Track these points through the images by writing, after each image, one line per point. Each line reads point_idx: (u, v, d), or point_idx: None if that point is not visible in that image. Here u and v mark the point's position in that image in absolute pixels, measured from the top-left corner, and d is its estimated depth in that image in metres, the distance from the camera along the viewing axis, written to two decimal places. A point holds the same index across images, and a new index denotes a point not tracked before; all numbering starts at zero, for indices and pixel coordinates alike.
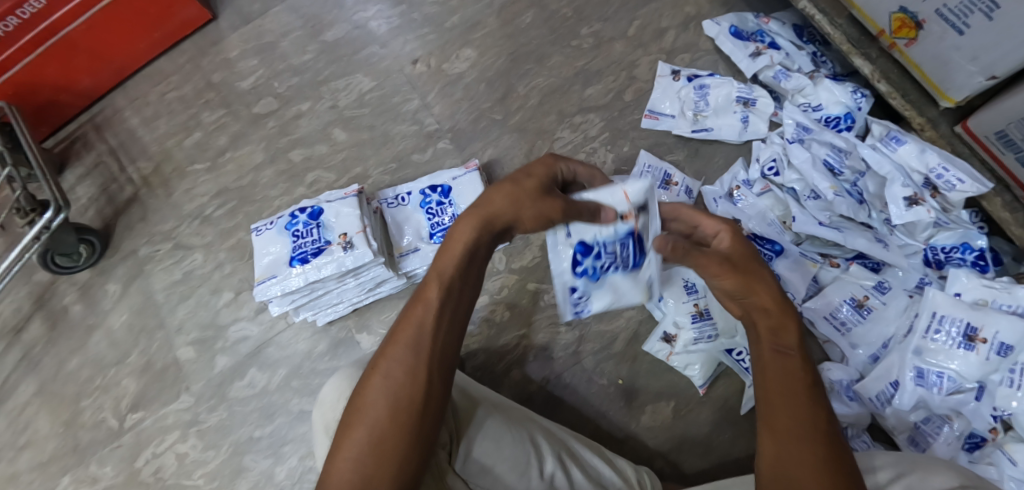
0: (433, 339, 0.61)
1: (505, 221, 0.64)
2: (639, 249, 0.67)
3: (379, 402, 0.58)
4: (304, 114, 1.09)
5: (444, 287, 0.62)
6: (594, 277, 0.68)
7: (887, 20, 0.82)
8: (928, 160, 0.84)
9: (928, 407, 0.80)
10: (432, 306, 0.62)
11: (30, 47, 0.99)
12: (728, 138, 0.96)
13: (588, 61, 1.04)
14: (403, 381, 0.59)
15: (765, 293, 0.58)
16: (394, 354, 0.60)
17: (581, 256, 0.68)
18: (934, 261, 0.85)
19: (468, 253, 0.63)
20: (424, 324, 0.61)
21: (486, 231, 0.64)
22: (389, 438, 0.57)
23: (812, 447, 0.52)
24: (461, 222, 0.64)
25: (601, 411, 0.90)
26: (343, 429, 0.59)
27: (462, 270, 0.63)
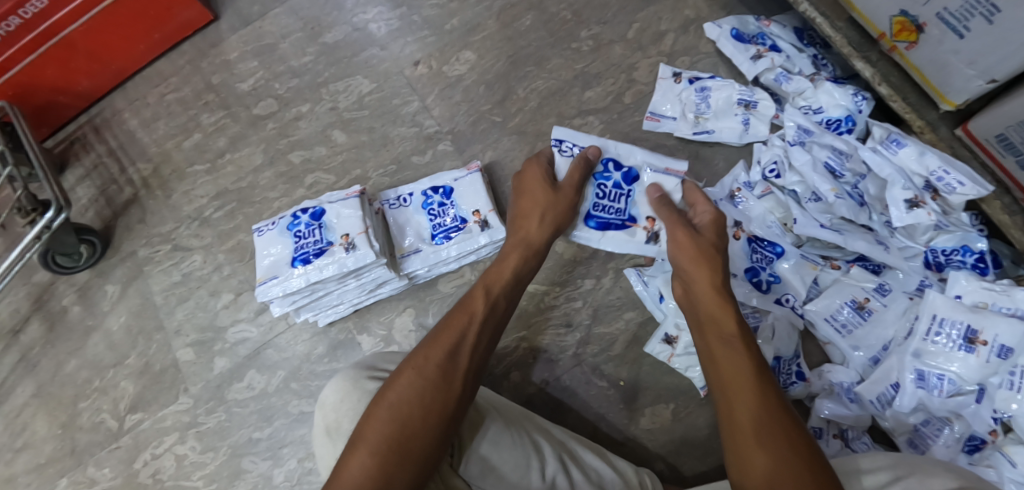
0: (469, 347, 0.66)
1: (543, 241, 0.81)
2: (612, 221, 0.89)
3: (408, 396, 0.60)
4: (303, 116, 1.09)
5: (487, 303, 0.71)
6: (602, 175, 0.90)
7: (888, 23, 0.82)
8: (928, 163, 0.83)
9: (928, 410, 0.80)
10: (473, 314, 0.69)
11: (30, 48, 0.99)
12: (729, 140, 0.96)
13: (588, 64, 1.04)
14: (434, 380, 0.62)
15: (712, 289, 0.71)
16: (431, 354, 0.64)
17: (627, 175, 0.91)
18: (934, 264, 0.85)
19: (513, 275, 0.76)
20: (466, 335, 0.67)
21: (534, 259, 0.79)
22: (413, 436, 0.58)
23: (761, 432, 0.59)
24: (510, 251, 0.79)
25: (601, 413, 0.90)
26: (365, 421, 0.60)
27: (505, 290, 0.74)
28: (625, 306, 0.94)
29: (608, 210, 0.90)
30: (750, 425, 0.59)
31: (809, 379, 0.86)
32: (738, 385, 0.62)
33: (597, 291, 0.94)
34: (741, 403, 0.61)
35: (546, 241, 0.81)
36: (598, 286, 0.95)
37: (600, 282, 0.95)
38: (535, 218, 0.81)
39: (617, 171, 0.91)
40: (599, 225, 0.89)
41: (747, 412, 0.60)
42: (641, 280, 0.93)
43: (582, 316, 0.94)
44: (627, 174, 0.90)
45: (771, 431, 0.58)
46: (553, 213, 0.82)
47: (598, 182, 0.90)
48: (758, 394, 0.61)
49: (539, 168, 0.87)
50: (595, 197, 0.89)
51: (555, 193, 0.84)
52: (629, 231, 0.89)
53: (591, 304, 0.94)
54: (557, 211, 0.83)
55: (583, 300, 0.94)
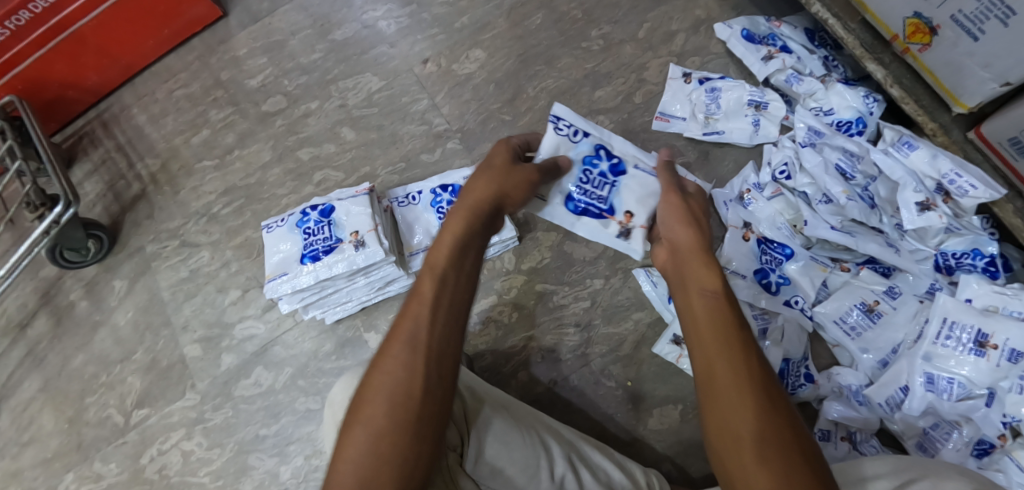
0: (426, 336, 0.59)
1: (491, 202, 0.68)
2: (590, 209, 0.79)
3: (376, 406, 0.56)
4: (312, 113, 1.09)
5: (439, 281, 0.62)
6: (590, 157, 0.79)
7: (901, 25, 0.81)
8: (940, 166, 0.82)
9: (937, 413, 0.80)
10: (426, 298, 0.61)
11: (40, 42, 0.99)
12: (739, 140, 0.96)
13: (598, 63, 1.04)
14: (399, 382, 0.57)
15: (694, 244, 0.66)
16: (388, 355, 0.59)
17: (616, 165, 0.80)
18: (944, 267, 0.85)
19: (458, 246, 0.65)
20: (421, 322, 0.60)
21: (479, 219, 0.67)
22: (389, 447, 0.55)
23: (744, 398, 0.54)
24: (453, 217, 0.67)
25: (609, 413, 0.90)
26: (343, 435, 0.57)
27: (453, 263, 0.64)
28: (633, 306, 0.94)
29: (588, 197, 0.79)
30: (735, 419, 0.53)
31: (817, 381, 0.86)
32: (718, 361, 0.56)
33: (605, 291, 0.94)
34: (723, 367, 0.55)
35: (493, 211, 0.68)
36: (607, 286, 0.94)
37: (609, 282, 0.95)
38: (475, 183, 0.69)
39: (607, 160, 0.80)
40: (576, 210, 0.79)
41: (729, 402, 0.54)
42: (650, 280, 0.93)
43: (591, 316, 0.94)
44: (617, 165, 0.79)
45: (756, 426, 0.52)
46: (506, 182, 0.70)
47: (584, 164, 0.79)
48: (743, 358, 0.56)
49: (505, 147, 0.74)
50: (577, 180, 0.79)
51: (510, 162, 0.72)
52: (603, 222, 0.79)
53: (599, 304, 0.94)
54: (506, 176, 0.70)
55: (592, 300, 0.94)
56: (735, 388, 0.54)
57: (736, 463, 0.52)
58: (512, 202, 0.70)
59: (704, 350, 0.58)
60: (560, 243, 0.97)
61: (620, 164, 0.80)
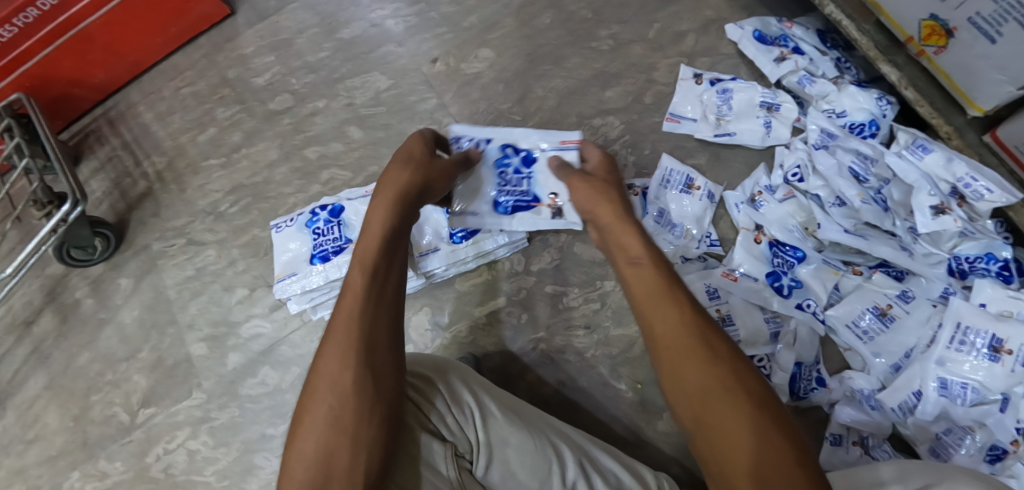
0: (365, 328, 0.59)
1: (415, 191, 0.73)
2: (519, 203, 0.89)
3: (319, 408, 0.55)
4: (319, 111, 1.08)
5: (367, 270, 0.63)
6: (501, 163, 0.89)
7: (917, 27, 0.80)
8: (955, 170, 0.81)
9: (950, 418, 0.80)
10: (359, 292, 0.61)
11: (47, 40, 0.99)
12: (751, 143, 0.95)
13: (607, 63, 1.03)
14: (341, 377, 0.57)
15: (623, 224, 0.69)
16: (327, 351, 0.58)
17: (526, 156, 0.89)
18: (957, 271, 0.84)
19: (387, 235, 0.68)
20: (352, 296, 0.61)
21: (400, 203, 0.70)
22: (342, 445, 0.54)
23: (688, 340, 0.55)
24: (377, 209, 0.70)
25: (618, 416, 0.89)
26: (298, 420, 0.56)
27: (383, 252, 0.66)
28: None
29: (515, 195, 0.89)
30: (686, 362, 0.54)
31: (829, 385, 0.85)
32: (657, 316, 0.58)
33: (615, 292, 0.94)
34: (661, 318, 0.57)
35: (412, 200, 0.72)
36: (616, 288, 0.94)
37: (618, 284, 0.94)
38: (394, 180, 0.73)
39: (516, 156, 0.89)
40: (508, 212, 0.89)
41: (676, 347, 0.55)
42: None
43: (600, 318, 0.93)
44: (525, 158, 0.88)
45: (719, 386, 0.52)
46: (425, 174, 0.75)
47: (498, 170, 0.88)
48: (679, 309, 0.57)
49: (419, 139, 0.79)
50: (497, 187, 0.88)
51: (421, 154, 0.77)
52: (536, 210, 0.89)
53: (609, 305, 0.93)
54: (417, 166, 0.75)
55: (601, 301, 0.94)
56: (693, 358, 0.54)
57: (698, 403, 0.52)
58: (427, 191, 0.75)
59: (645, 317, 0.59)
60: (569, 244, 0.96)
61: (529, 153, 0.89)
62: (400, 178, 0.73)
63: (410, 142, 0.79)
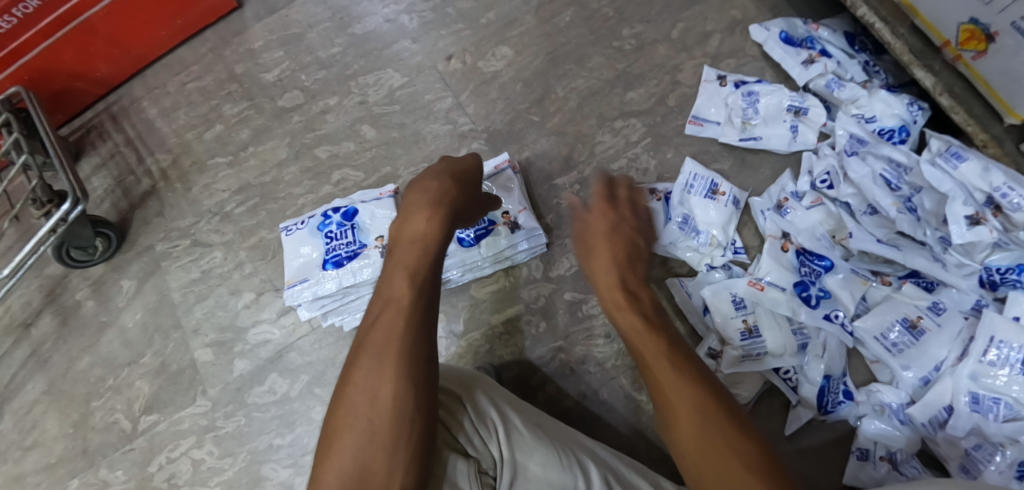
0: (400, 333, 0.59)
1: (449, 205, 0.73)
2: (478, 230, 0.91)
3: (355, 411, 0.55)
4: (331, 109, 1.05)
5: (409, 277, 0.64)
6: None
7: (955, 31, 0.78)
8: (992, 179, 0.78)
9: (982, 434, 0.77)
10: (401, 301, 0.62)
11: (47, 31, 0.95)
12: (777, 147, 0.93)
13: (630, 64, 1.00)
14: (378, 379, 0.56)
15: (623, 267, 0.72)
16: (365, 354, 0.58)
17: None
18: (988, 282, 0.81)
19: (428, 244, 0.68)
20: (381, 307, 0.62)
21: (437, 216, 0.71)
22: (376, 451, 0.53)
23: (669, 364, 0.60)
24: (422, 218, 0.70)
25: (640, 428, 0.87)
26: (331, 431, 0.55)
27: (423, 261, 0.66)
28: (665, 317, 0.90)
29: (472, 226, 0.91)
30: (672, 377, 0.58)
31: (857, 399, 0.83)
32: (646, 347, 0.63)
33: None
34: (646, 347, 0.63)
35: (450, 213, 0.73)
36: None
37: None
38: (414, 195, 0.74)
39: None
40: (473, 240, 0.90)
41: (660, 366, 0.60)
42: (683, 289, 0.89)
43: None
44: None
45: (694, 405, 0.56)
46: (450, 189, 0.75)
47: None
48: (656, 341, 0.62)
49: (464, 161, 0.82)
50: None
51: (464, 179, 0.79)
52: (495, 231, 0.91)
53: None
54: (458, 187, 0.77)
55: None
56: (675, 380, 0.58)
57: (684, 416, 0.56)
58: (463, 212, 0.76)
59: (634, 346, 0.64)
60: None
61: None
62: (439, 193, 0.74)
63: (456, 163, 0.81)
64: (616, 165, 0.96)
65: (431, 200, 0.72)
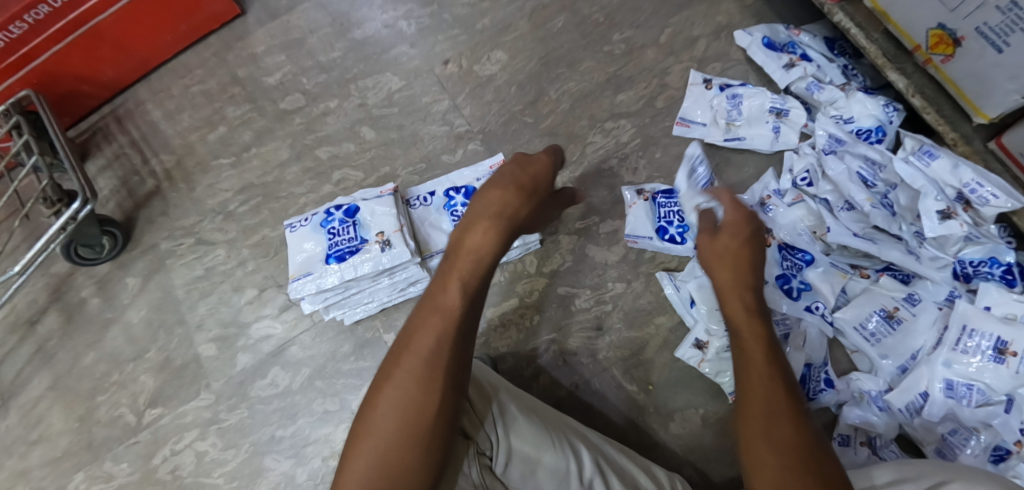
0: (444, 347, 0.61)
1: (517, 219, 0.71)
2: None
3: (388, 412, 0.58)
4: (331, 111, 1.08)
5: (462, 290, 0.64)
6: (448, 205, 0.97)
7: (925, 36, 0.83)
8: (962, 175, 0.83)
9: (957, 419, 0.81)
10: (451, 315, 0.63)
11: (57, 37, 0.98)
12: (760, 147, 0.97)
13: (620, 67, 1.04)
14: (417, 388, 0.59)
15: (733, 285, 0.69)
16: (405, 360, 0.61)
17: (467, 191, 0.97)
18: (962, 275, 0.86)
19: (483, 259, 0.67)
20: (438, 323, 0.62)
21: (499, 229, 0.68)
22: (400, 452, 0.57)
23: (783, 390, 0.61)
24: (479, 227, 0.68)
25: (632, 417, 0.90)
26: (359, 426, 0.59)
27: (475, 276, 0.66)
28: (655, 310, 0.94)
29: None
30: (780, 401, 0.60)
31: (837, 387, 0.87)
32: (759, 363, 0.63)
33: (627, 295, 0.94)
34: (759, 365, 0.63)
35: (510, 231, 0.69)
36: (628, 290, 0.95)
37: (631, 286, 0.95)
38: (478, 201, 0.71)
39: (460, 194, 0.97)
40: None
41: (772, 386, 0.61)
42: (673, 283, 0.93)
43: (612, 320, 0.94)
44: (466, 193, 0.96)
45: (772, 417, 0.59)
46: (523, 201, 0.71)
47: (448, 212, 0.96)
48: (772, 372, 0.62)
49: (540, 157, 0.77)
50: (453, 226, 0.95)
51: (535, 187, 0.73)
52: None
53: (621, 307, 0.94)
54: (526, 198, 0.72)
55: (614, 303, 0.94)
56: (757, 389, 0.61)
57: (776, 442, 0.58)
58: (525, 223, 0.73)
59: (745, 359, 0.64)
60: (581, 246, 0.97)
61: (468, 188, 0.97)
62: (503, 207, 0.70)
63: (538, 165, 0.75)
64: (607, 165, 1.00)
65: (495, 220, 0.68)
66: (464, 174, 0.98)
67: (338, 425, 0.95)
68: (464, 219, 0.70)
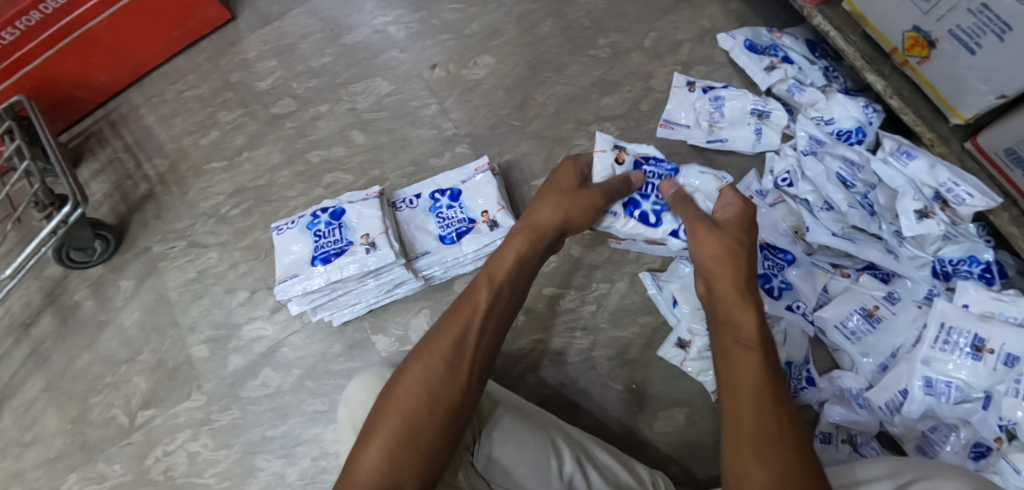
0: (476, 339, 0.64)
1: (553, 230, 0.76)
2: (459, 230, 0.96)
3: (415, 391, 0.60)
4: (322, 115, 1.10)
5: (496, 292, 0.67)
6: (432, 207, 0.98)
7: (901, 38, 0.84)
8: (938, 175, 0.85)
9: (936, 416, 0.82)
10: (483, 312, 0.65)
11: (50, 42, 1.00)
12: (742, 148, 0.99)
13: (606, 71, 1.06)
14: (445, 371, 0.61)
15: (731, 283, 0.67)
16: (438, 343, 0.63)
17: (451, 193, 0.98)
18: (941, 273, 0.87)
19: (518, 263, 0.72)
20: (473, 317, 0.65)
21: (540, 243, 0.74)
22: (423, 428, 0.58)
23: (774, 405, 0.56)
24: (516, 236, 0.74)
25: (617, 416, 0.91)
26: (380, 407, 0.60)
27: (508, 278, 0.70)
28: (639, 310, 0.95)
29: (455, 225, 0.96)
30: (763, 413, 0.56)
31: (819, 385, 0.88)
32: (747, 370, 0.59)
33: (612, 295, 0.96)
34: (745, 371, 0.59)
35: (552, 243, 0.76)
36: (613, 290, 0.96)
37: (615, 286, 0.96)
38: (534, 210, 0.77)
39: (444, 196, 0.98)
40: (453, 239, 0.95)
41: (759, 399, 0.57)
42: (656, 284, 0.94)
43: (597, 319, 0.95)
44: (450, 195, 0.98)
45: (764, 433, 0.54)
46: (572, 208, 0.78)
47: (433, 214, 0.98)
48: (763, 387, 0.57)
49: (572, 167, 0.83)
50: (437, 227, 0.97)
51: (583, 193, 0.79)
52: (474, 230, 0.95)
53: (606, 307, 0.95)
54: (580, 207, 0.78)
55: (599, 303, 0.96)
56: (748, 403, 0.57)
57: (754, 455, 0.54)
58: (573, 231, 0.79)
59: (736, 369, 0.60)
60: (568, 247, 0.98)
61: (452, 190, 0.98)
62: (561, 218, 0.77)
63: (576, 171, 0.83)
64: None
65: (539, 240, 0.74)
66: (448, 177, 0.99)
67: (327, 425, 0.96)
68: (518, 228, 0.76)
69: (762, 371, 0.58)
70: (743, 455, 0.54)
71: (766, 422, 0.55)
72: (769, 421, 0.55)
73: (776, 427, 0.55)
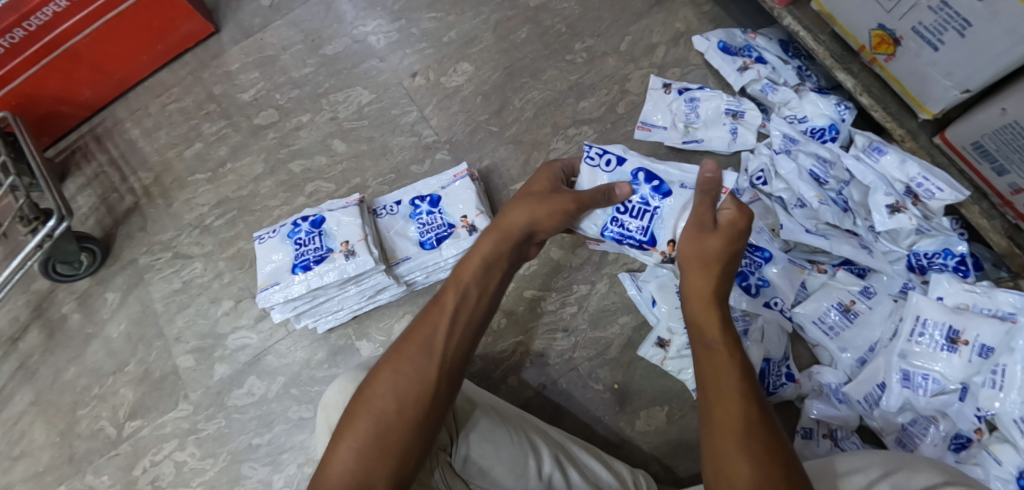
0: (444, 343, 0.64)
1: (521, 230, 0.72)
2: (440, 235, 0.96)
3: (384, 397, 0.60)
4: (304, 125, 1.11)
5: (464, 298, 0.67)
6: (412, 213, 0.99)
7: (868, 36, 0.86)
8: (908, 170, 0.87)
9: (914, 409, 0.83)
10: (451, 316, 0.66)
11: (33, 59, 1.01)
12: (718, 148, 1.00)
13: (582, 75, 1.07)
14: (413, 377, 0.61)
15: (705, 294, 0.67)
16: (405, 351, 0.63)
17: (430, 199, 0.99)
18: (917, 267, 0.88)
19: (486, 264, 0.70)
20: (438, 326, 0.65)
21: (507, 245, 0.72)
22: (394, 433, 0.59)
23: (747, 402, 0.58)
24: (484, 238, 0.72)
25: (597, 416, 0.92)
26: (348, 418, 0.60)
27: (478, 281, 0.69)
28: (619, 310, 0.96)
29: (435, 231, 0.97)
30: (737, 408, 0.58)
31: (799, 380, 0.88)
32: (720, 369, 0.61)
33: (593, 296, 0.97)
34: (724, 373, 0.61)
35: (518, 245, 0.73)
36: (594, 292, 0.97)
37: (595, 287, 0.97)
38: (507, 210, 0.73)
39: (424, 202, 0.99)
40: (434, 245, 0.96)
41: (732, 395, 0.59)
42: (635, 285, 0.95)
43: (578, 321, 0.96)
44: (429, 200, 0.99)
45: (744, 430, 0.56)
46: (537, 210, 0.72)
47: (413, 219, 0.99)
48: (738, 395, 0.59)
49: (546, 174, 0.77)
50: (418, 233, 0.97)
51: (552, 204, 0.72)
52: (454, 235, 0.96)
53: (587, 309, 0.96)
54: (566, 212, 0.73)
55: (580, 305, 0.97)
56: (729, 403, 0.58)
57: (730, 449, 0.56)
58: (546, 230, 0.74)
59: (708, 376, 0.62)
60: (547, 250, 0.99)
61: (432, 196, 0.99)
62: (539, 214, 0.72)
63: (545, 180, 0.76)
64: None
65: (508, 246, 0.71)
66: (428, 184, 1.01)
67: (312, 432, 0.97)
68: (491, 229, 0.73)
69: (732, 370, 0.61)
70: (721, 451, 0.56)
71: (747, 420, 0.57)
72: (742, 415, 0.57)
73: (751, 426, 0.56)
